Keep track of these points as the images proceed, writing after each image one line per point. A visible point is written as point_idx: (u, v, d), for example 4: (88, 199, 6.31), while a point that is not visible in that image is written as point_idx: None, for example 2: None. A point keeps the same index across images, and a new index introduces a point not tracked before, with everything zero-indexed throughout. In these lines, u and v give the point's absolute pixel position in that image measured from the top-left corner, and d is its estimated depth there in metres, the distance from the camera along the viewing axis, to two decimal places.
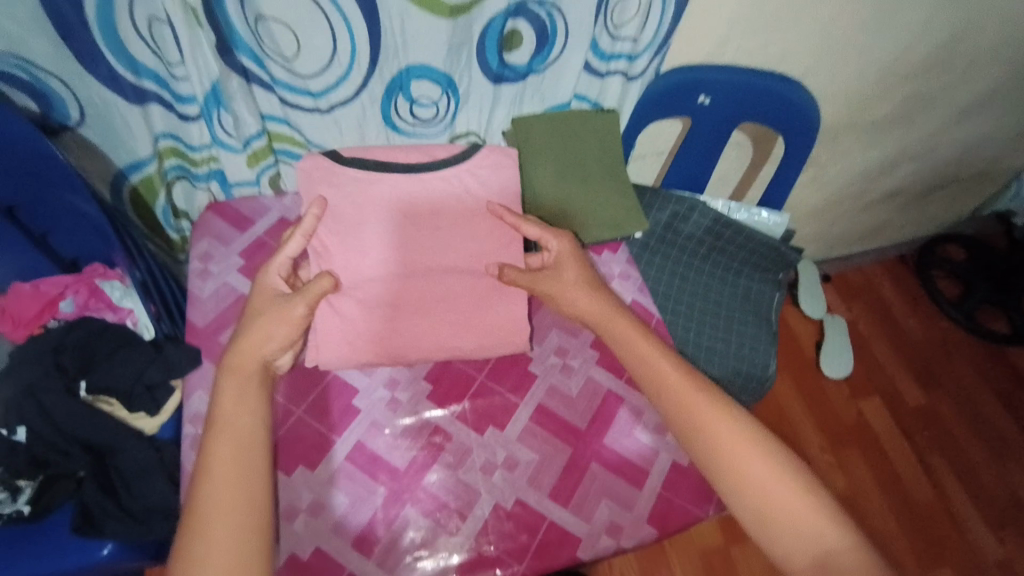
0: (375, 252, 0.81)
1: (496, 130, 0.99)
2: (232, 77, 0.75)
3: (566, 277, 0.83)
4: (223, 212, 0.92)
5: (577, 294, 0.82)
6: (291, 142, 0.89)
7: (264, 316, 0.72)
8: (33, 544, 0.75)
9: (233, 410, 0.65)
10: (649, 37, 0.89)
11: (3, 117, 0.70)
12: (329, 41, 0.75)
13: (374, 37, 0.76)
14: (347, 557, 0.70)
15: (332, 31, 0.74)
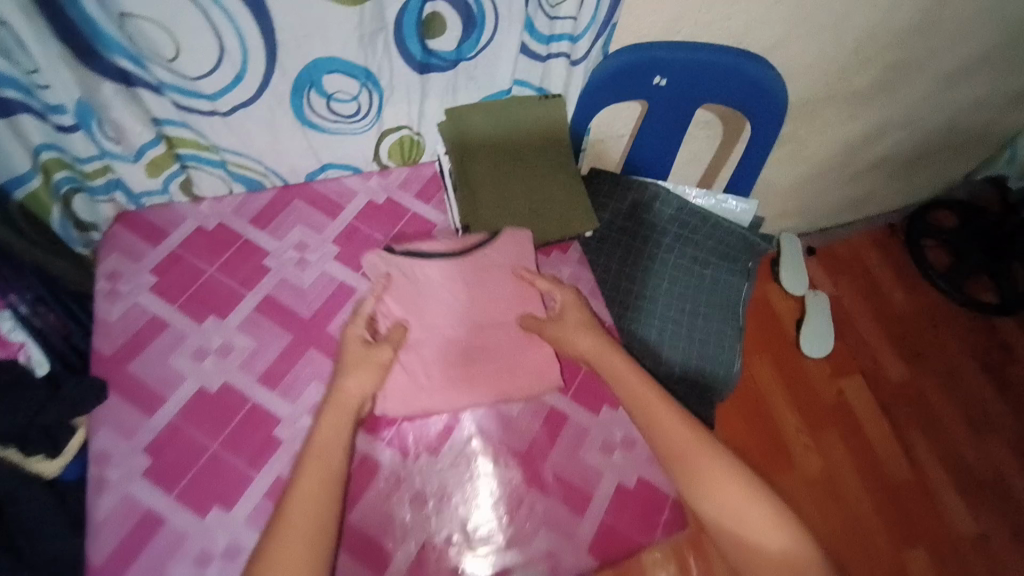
0: (434, 316, 0.81)
1: (430, 123, 0.91)
2: (103, 85, 0.68)
3: (567, 321, 0.83)
4: (134, 224, 0.87)
5: (581, 335, 0.82)
6: (196, 148, 0.80)
7: (349, 370, 0.75)
8: None
9: (319, 440, 0.70)
10: (591, 16, 0.78)
11: None
12: (213, 40, 0.66)
13: (268, 30, 0.67)
14: None
15: (214, 28, 0.65)
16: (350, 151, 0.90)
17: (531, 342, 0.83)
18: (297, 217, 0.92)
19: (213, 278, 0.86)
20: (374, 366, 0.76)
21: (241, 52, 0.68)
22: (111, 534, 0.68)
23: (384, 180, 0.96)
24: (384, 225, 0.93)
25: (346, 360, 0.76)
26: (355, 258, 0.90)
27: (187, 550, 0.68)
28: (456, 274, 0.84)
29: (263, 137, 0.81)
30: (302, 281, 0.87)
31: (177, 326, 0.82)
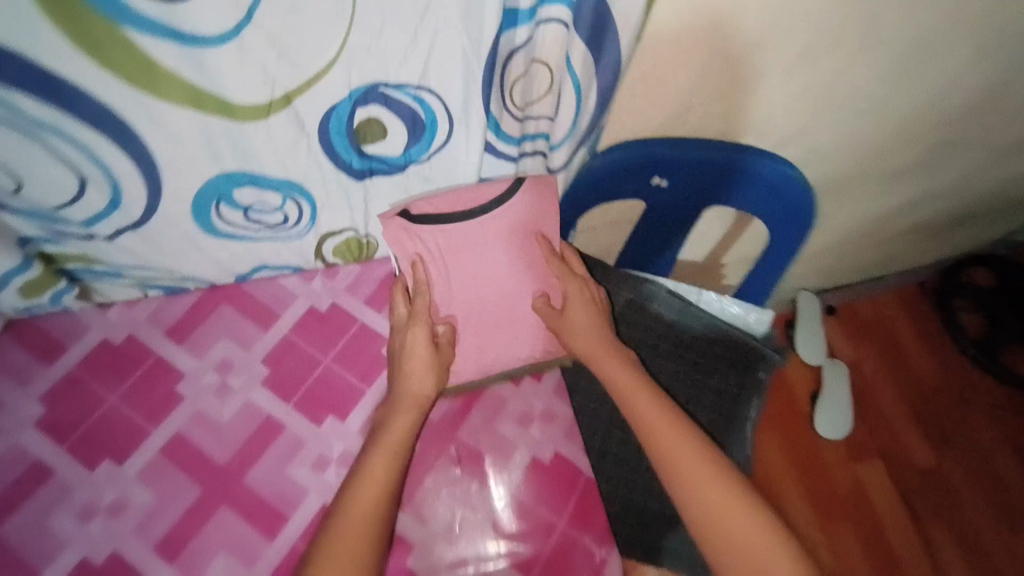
0: (477, 300, 0.75)
1: (378, 224, 0.76)
2: None
3: (570, 318, 0.75)
4: (26, 338, 0.74)
5: (580, 338, 0.75)
6: (84, 263, 0.65)
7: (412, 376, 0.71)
8: None
9: (390, 437, 0.67)
10: (572, 122, 0.64)
11: None
12: (65, 168, 0.51)
13: (141, 150, 0.52)
14: None
15: (64, 153, 0.50)
16: (283, 253, 0.75)
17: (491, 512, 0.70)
18: (221, 328, 0.78)
19: (114, 411, 0.72)
20: (430, 365, 0.72)
21: (109, 177, 0.54)
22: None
23: (329, 281, 0.82)
24: (324, 340, 0.79)
25: (407, 360, 0.71)
26: (287, 385, 0.76)
27: None
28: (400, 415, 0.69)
29: (167, 254, 0.67)
30: (220, 415, 0.74)
31: (64, 474, 0.69)
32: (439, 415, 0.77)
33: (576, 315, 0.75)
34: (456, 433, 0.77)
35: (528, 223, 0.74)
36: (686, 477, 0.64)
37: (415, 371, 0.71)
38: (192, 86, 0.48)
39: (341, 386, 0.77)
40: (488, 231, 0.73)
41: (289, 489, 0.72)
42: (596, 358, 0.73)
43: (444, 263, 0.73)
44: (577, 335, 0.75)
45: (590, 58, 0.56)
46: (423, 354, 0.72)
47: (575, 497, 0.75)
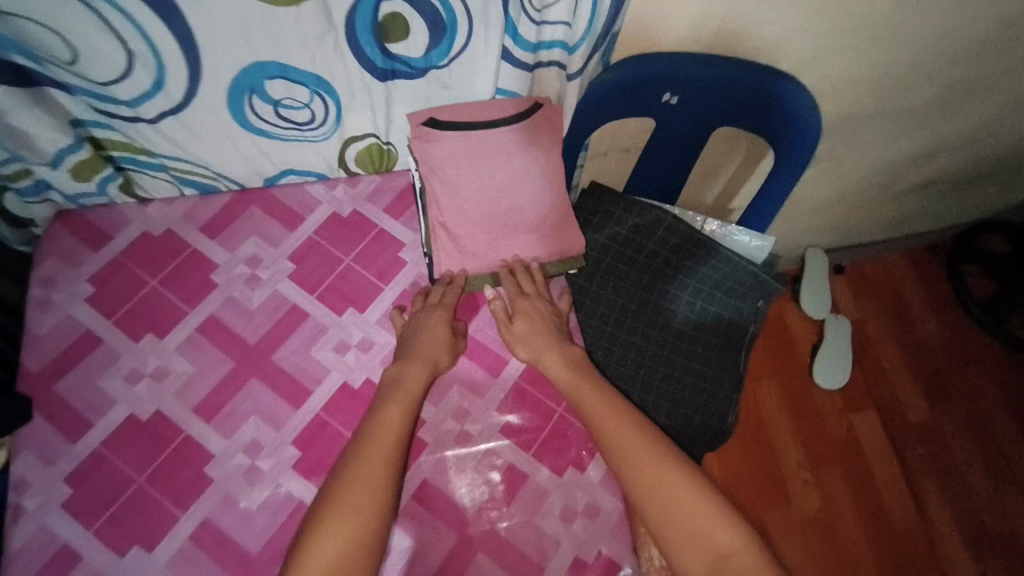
0: (491, 200, 0.75)
1: (400, 132, 0.79)
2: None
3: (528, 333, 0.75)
4: (74, 225, 0.80)
5: (535, 350, 0.75)
6: (129, 152, 0.71)
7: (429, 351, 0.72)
8: None
9: None
10: (588, 26, 0.65)
11: None
12: (115, 44, 0.56)
13: (183, 31, 0.56)
14: None
15: (112, 29, 0.55)
16: (310, 158, 0.80)
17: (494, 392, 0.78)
18: (251, 227, 0.83)
19: (155, 291, 0.78)
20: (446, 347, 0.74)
21: (152, 58, 0.58)
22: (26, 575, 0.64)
23: (351, 190, 0.86)
24: (347, 240, 0.84)
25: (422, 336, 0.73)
26: (312, 278, 0.80)
27: None
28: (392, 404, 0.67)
29: (205, 144, 0.72)
30: (249, 301, 0.79)
31: (112, 343, 0.74)
32: None
33: (520, 324, 0.75)
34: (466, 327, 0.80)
35: (537, 128, 0.76)
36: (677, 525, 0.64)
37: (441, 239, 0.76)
38: None
39: (360, 283, 0.81)
40: (501, 140, 0.75)
41: (313, 367, 0.76)
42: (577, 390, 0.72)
43: (456, 163, 0.74)
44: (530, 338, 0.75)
45: None
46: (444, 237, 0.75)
47: None
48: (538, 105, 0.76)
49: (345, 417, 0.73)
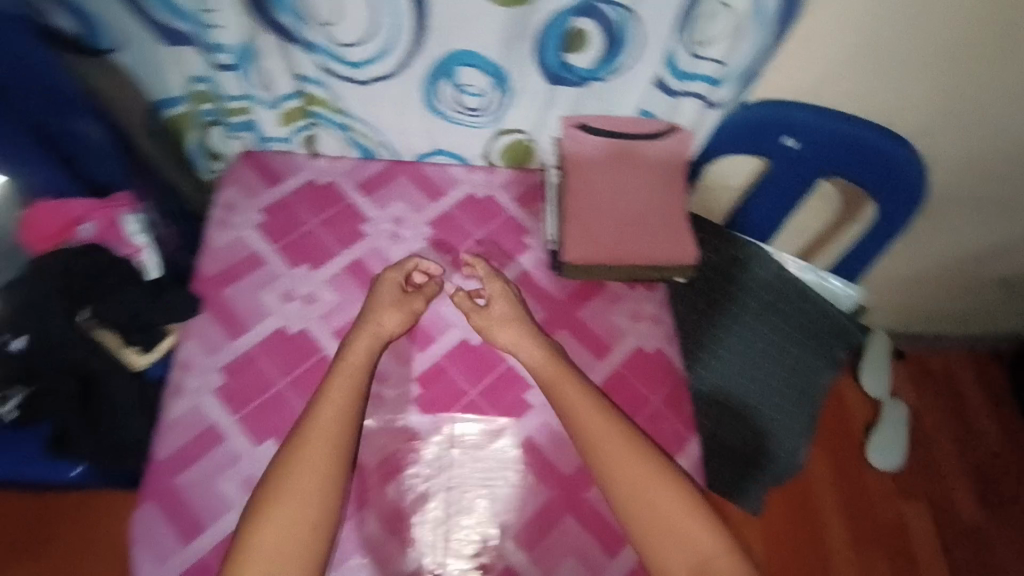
0: (618, 197, 0.86)
1: (545, 133, 0.89)
2: (265, 35, 0.72)
3: (495, 312, 0.80)
4: (257, 164, 0.92)
5: (507, 328, 0.79)
6: (326, 109, 0.84)
7: (382, 313, 0.77)
8: (20, 444, 0.76)
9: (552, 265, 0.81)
10: (740, 64, 0.77)
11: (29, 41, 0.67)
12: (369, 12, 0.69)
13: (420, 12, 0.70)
14: None
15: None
16: (464, 142, 0.92)
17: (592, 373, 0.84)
18: (401, 192, 0.94)
19: (315, 230, 0.90)
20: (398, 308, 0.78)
21: (392, 28, 0.72)
22: (180, 445, 0.74)
23: (489, 177, 0.97)
24: (479, 219, 0.94)
25: (377, 301, 0.78)
26: (445, 245, 0.92)
27: (239, 469, 0.73)
28: (340, 377, 0.69)
29: (389, 111, 0.84)
30: (392, 254, 0.90)
31: (274, 267, 0.86)
32: (562, 293, 0.89)
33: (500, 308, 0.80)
34: (575, 311, 0.88)
35: (672, 146, 0.87)
36: (665, 541, 0.64)
37: (573, 220, 0.85)
38: None
39: (486, 256, 0.92)
40: (636, 149, 0.87)
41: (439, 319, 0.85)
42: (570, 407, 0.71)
43: (596, 162, 0.86)
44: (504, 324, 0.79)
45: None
46: (575, 225, 0.85)
47: (669, 382, 0.84)
48: (671, 129, 0.87)
49: (461, 365, 0.83)
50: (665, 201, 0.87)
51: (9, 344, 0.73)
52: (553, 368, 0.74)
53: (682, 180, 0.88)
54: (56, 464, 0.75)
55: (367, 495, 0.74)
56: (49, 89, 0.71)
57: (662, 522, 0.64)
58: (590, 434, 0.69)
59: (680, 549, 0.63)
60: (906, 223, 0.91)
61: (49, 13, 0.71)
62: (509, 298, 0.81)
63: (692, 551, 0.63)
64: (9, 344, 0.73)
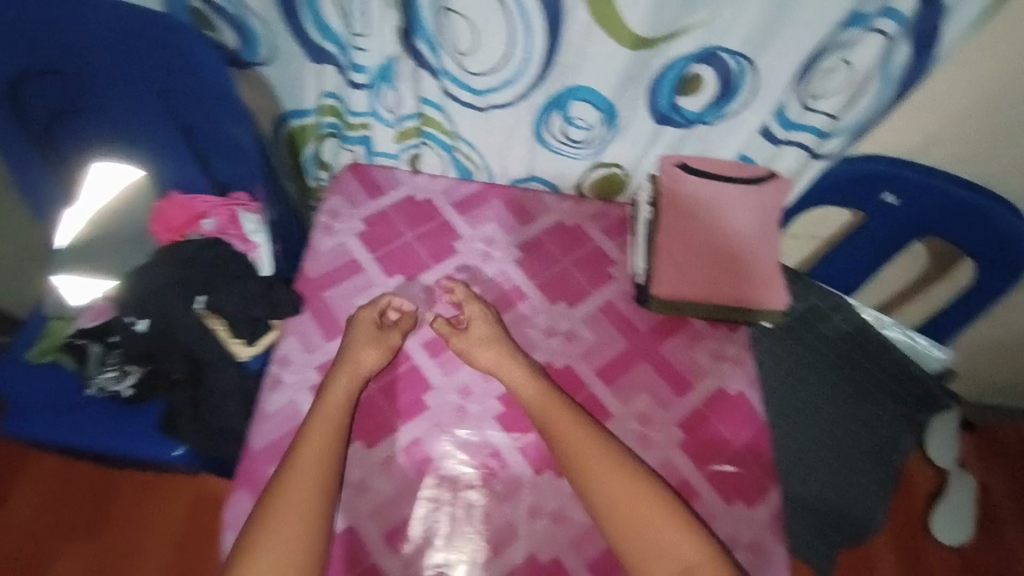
0: (713, 238, 0.87)
1: (642, 169, 0.93)
2: (404, 59, 0.75)
3: (473, 334, 0.83)
4: (362, 175, 0.97)
5: (487, 349, 0.82)
6: (438, 129, 0.88)
7: (359, 351, 0.80)
8: (126, 422, 0.79)
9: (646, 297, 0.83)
10: (853, 120, 0.78)
11: (197, 47, 0.70)
12: (506, 44, 0.71)
13: (552, 52, 0.72)
14: (376, 547, 0.73)
15: (508, 34, 0.70)
16: (561, 170, 0.96)
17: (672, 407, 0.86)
18: (493, 214, 0.98)
19: (411, 243, 0.94)
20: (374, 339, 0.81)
21: (524, 61, 0.73)
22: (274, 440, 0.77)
23: (577, 208, 1.00)
24: (567, 246, 0.97)
25: (354, 338, 0.81)
26: (534, 268, 0.95)
27: None
28: (337, 386, 0.77)
29: (498, 136, 0.88)
30: (482, 271, 0.94)
31: (371, 274, 0.90)
32: (645, 327, 0.91)
33: (480, 330, 0.83)
34: (657, 345, 0.90)
35: (772, 192, 0.87)
36: (645, 546, 0.69)
37: (665, 256, 0.86)
38: (618, 19, 0.68)
39: (572, 283, 0.94)
40: (733, 192, 0.87)
41: (524, 340, 0.89)
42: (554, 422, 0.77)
43: (692, 200, 0.88)
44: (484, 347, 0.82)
45: (906, 59, 0.71)
46: (669, 262, 0.86)
47: (753, 429, 0.85)
48: (769, 175, 0.87)
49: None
50: (761, 246, 0.87)
51: (134, 324, 0.78)
52: (536, 389, 0.79)
53: (778, 226, 0.89)
54: (160, 443, 0.79)
55: (449, 505, 0.76)
56: (201, 102, 0.75)
57: (643, 530, 0.70)
58: (575, 450, 0.74)
59: (659, 557, 0.68)
60: (1005, 290, 0.89)
61: (214, 27, 0.75)
62: (486, 317, 0.85)
63: (668, 555, 0.68)
64: (134, 325, 0.78)
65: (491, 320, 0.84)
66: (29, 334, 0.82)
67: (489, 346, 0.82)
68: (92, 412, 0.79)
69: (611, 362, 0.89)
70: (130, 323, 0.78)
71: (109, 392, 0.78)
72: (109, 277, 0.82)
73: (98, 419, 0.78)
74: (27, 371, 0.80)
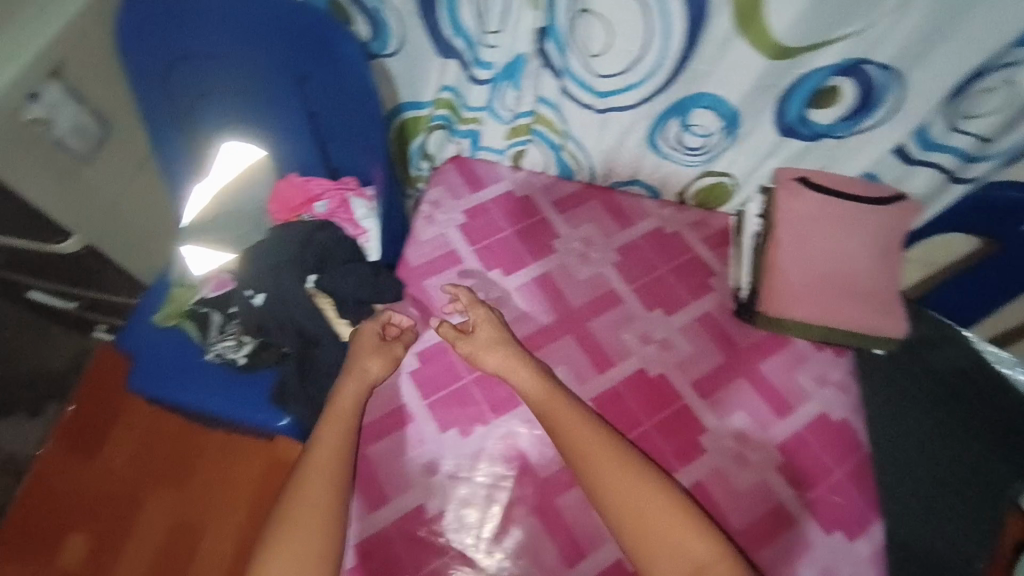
0: (829, 259, 0.84)
1: (753, 180, 0.91)
2: (534, 58, 0.75)
3: (481, 338, 0.83)
4: (465, 168, 0.98)
5: (494, 352, 0.82)
6: (549, 128, 0.88)
7: (364, 360, 0.81)
8: (242, 388, 0.84)
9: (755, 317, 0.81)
10: (1003, 145, 0.74)
11: (344, 38, 0.72)
12: (639, 50, 0.70)
13: (681, 66, 0.71)
14: (469, 534, 0.77)
15: (644, 39, 0.68)
16: (668, 176, 0.94)
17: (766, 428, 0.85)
18: (592, 215, 0.97)
19: (510, 239, 0.94)
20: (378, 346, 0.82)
21: (654, 65, 0.71)
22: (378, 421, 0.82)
23: (678, 214, 0.98)
24: (667, 254, 0.96)
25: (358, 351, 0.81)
26: (632, 272, 0.94)
27: (428, 451, 0.81)
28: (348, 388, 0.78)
29: (610, 138, 0.87)
30: (578, 274, 0.93)
31: (471, 267, 0.92)
32: (744, 344, 0.90)
33: (486, 333, 0.83)
34: (755, 363, 0.89)
35: (897, 215, 0.83)
36: (658, 546, 0.66)
37: (777, 273, 0.85)
38: (765, 30, 0.65)
39: (670, 291, 0.93)
40: (856, 211, 0.84)
41: (619, 346, 0.89)
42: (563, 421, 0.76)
43: (810, 217, 0.84)
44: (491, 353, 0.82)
45: None
46: (780, 279, 0.85)
47: (854, 459, 0.84)
48: (897, 197, 0.84)
49: (637, 396, 0.86)
50: (879, 269, 0.84)
51: (252, 298, 0.81)
52: (546, 389, 0.78)
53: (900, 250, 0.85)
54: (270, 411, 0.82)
55: (536, 504, 0.79)
56: (333, 93, 0.78)
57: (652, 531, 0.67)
58: (585, 450, 0.73)
59: (669, 554, 0.66)
60: None
61: (349, 18, 0.76)
62: (491, 322, 0.84)
63: (682, 554, 0.66)
64: (252, 298, 0.81)
65: (496, 325, 0.84)
66: (157, 299, 0.88)
67: (497, 350, 0.82)
68: (208, 376, 0.84)
69: (706, 376, 0.88)
70: (246, 294, 0.81)
71: (225, 358, 0.82)
72: (229, 249, 0.85)
73: (218, 382, 0.84)
74: (159, 332, 0.86)
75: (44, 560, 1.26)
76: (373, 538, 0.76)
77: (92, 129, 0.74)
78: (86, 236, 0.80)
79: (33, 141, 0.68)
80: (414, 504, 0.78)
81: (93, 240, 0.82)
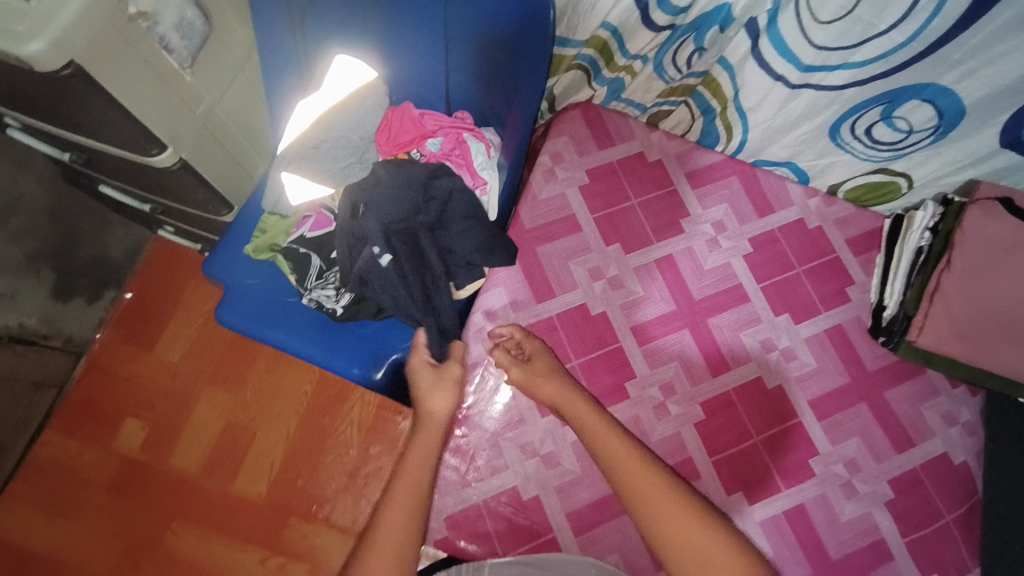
0: (1013, 294, 0.72)
1: (925, 187, 0.80)
2: (741, 11, 0.64)
3: (536, 365, 0.68)
4: (594, 121, 0.86)
5: (551, 383, 0.66)
6: (713, 95, 0.78)
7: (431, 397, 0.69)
8: (336, 336, 0.77)
9: None
10: None
11: None
12: (882, 29, 0.58)
13: (928, 53, 0.59)
14: (559, 523, 0.74)
15: (897, 16, 0.56)
16: (832, 165, 0.82)
17: (882, 462, 0.79)
18: (729, 195, 0.86)
19: (636, 211, 0.84)
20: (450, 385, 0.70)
21: (890, 46, 0.60)
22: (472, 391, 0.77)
23: (825, 207, 0.86)
24: (806, 252, 0.85)
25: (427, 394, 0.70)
26: (764, 268, 0.84)
27: (524, 433, 0.77)
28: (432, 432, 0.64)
29: (784, 118, 0.76)
30: (705, 261, 0.84)
31: (589, 237, 0.83)
32: (873, 368, 0.82)
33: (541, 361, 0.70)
34: (881, 389, 0.82)
35: None
36: None
37: (949, 301, 0.74)
38: None
39: (803, 296, 0.84)
40: None
41: (738, 349, 0.81)
42: (642, 492, 0.51)
43: (1000, 244, 0.73)
44: (544, 382, 0.67)
45: None
46: (950, 310, 0.74)
47: (966, 505, 0.79)
48: None
49: (750, 406, 0.80)
50: None
51: (380, 259, 0.65)
52: (620, 445, 0.56)
53: None
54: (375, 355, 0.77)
55: None
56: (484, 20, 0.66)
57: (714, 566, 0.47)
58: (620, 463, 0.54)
59: None
60: None
61: None
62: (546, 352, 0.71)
63: None
64: (379, 258, 0.65)
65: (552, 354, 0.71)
66: (249, 226, 0.81)
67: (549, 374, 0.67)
68: (302, 320, 0.78)
69: (826, 396, 0.81)
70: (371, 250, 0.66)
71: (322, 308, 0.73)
72: (329, 182, 0.72)
73: (311, 327, 0.77)
74: (250, 262, 0.80)
75: (99, 443, 1.06)
76: (463, 514, 0.74)
77: (198, 26, 0.65)
78: (181, 149, 0.70)
79: (140, 39, 0.58)
80: (505, 484, 0.75)
81: (187, 154, 0.71)
